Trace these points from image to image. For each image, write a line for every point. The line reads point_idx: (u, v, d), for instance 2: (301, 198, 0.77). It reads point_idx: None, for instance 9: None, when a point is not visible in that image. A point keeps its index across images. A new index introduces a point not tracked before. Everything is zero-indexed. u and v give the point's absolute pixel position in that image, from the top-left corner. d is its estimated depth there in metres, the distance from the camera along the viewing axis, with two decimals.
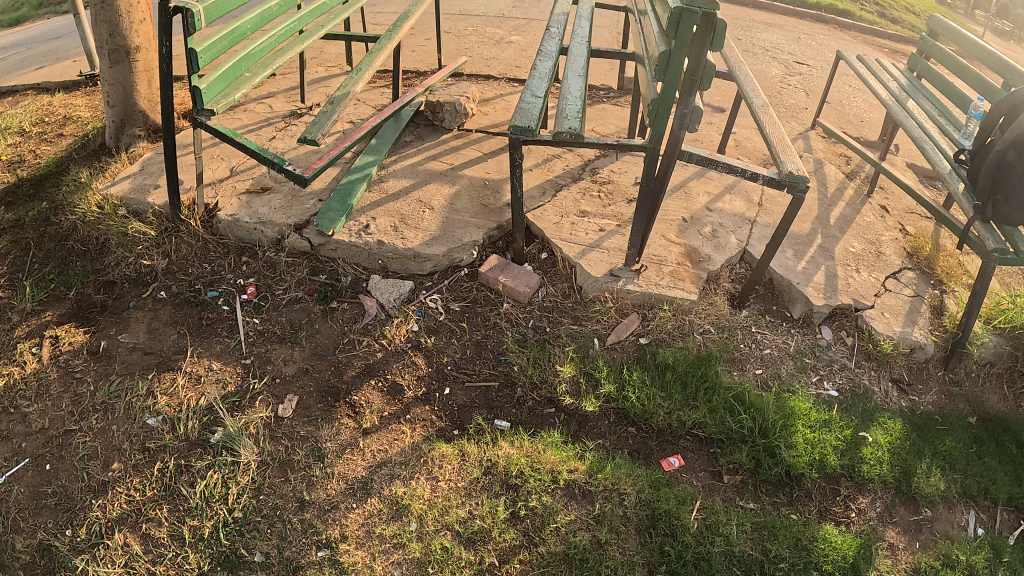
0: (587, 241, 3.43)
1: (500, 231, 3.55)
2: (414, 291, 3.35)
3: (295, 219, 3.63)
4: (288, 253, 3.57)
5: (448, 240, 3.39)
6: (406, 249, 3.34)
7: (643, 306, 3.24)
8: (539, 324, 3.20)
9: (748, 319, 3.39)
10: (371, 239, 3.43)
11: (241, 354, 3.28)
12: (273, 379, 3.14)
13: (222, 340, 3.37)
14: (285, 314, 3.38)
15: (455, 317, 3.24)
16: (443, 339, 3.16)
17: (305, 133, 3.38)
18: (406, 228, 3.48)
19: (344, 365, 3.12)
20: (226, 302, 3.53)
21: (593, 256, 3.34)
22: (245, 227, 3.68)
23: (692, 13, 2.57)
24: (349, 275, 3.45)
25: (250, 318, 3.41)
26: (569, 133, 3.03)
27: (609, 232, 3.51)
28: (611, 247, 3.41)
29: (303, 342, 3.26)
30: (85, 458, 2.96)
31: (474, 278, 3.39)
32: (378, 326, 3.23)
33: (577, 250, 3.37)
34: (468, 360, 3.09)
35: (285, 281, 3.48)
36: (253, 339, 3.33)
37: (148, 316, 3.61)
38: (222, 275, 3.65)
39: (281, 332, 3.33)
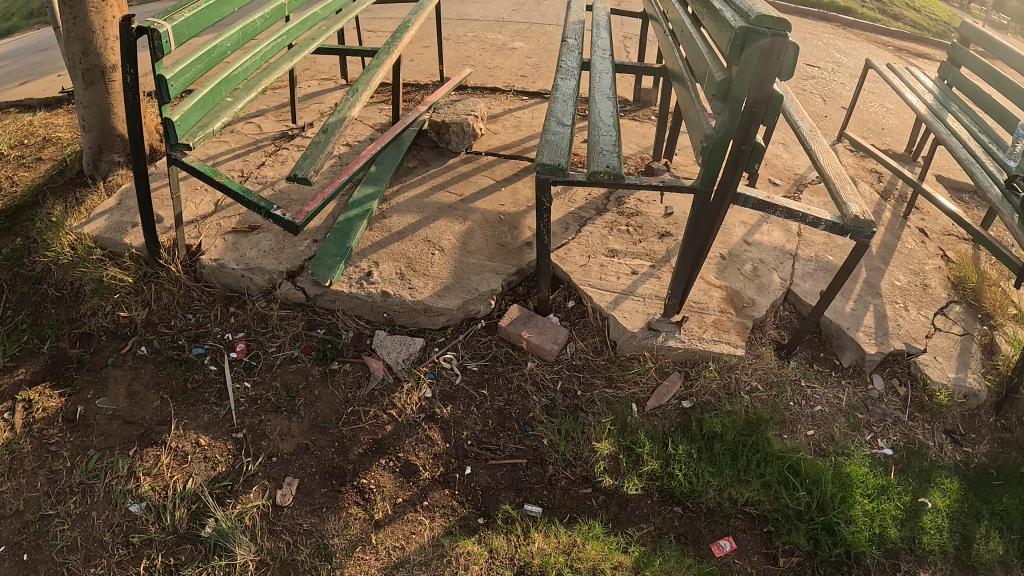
0: (619, 287, 3.08)
1: (520, 277, 3.20)
2: (427, 348, 3.00)
3: (289, 264, 3.23)
4: (282, 305, 3.19)
5: (462, 290, 3.03)
6: (415, 302, 2.95)
7: (686, 363, 2.92)
8: (568, 387, 2.87)
9: (797, 371, 3.08)
10: (376, 288, 3.04)
11: (233, 426, 2.91)
12: (269, 458, 2.78)
13: (210, 409, 2.99)
14: (280, 377, 3.02)
15: (474, 380, 2.90)
16: (461, 408, 2.82)
17: (294, 171, 2.93)
18: (416, 275, 3.11)
19: (350, 441, 2.77)
20: (214, 362, 3.14)
21: (627, 306, 2.99)
22: (232, 273, 3.27)
23: (759, 34, 2.19)
24: (351, 330, 3.09)
25: (242, 382, 3.04)
26: (607, 172, 2.64)
27: (641, 275, 3.16)
28: (644, 294, 3.05)
29: (301, 412, 2.89)
30: (64, 551, 2.62)
31: (494, 332, 3.05)
32: (388, 393, 2.87)
33: (608, 299, 3.02)
34: (491, 432, 2.75)
35: (279, 337, 3.12)
36: (245, 407, 2.96)
37: (128, 377, 3.21)
38: (208, 329, 3.26)
39: (276, 399, 2.95)
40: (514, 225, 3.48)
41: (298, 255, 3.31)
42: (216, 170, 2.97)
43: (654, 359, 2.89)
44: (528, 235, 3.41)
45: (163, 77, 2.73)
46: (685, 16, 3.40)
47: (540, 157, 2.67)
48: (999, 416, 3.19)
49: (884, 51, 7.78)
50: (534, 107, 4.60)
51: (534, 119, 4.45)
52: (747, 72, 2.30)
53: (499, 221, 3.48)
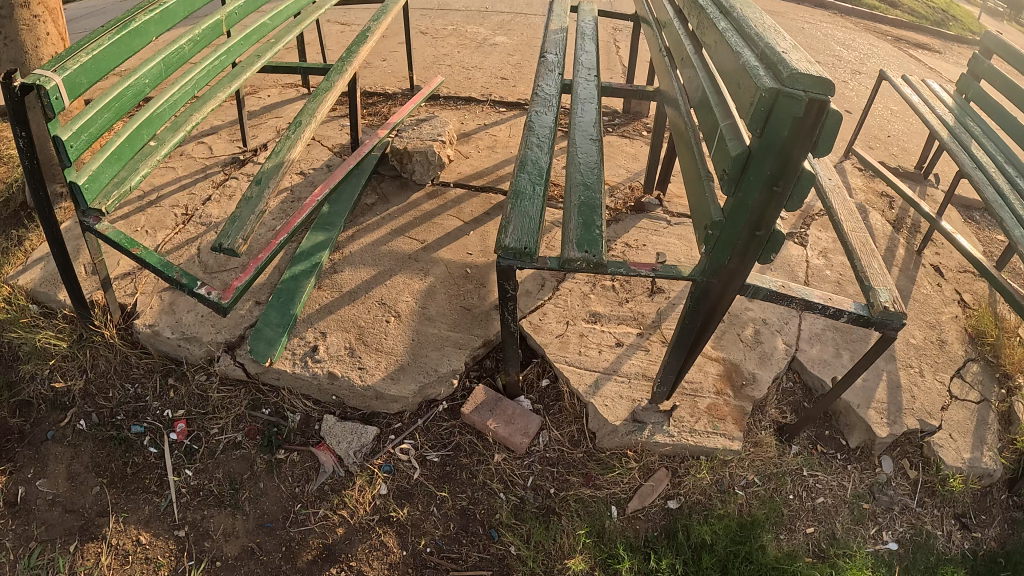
0: (599, 365, 2.84)
1: (486, 349, 2.95)
2: (382, 434, 2.76)
3: (229, 333, 3.00)
4: (224, 381, 2.95)
5: (419, 371, 2.76)
6: (365, 387, 2.69)
7: (673, 458, 2.69)
8: (537, 482, 2.65)
9: (799, 459, 2.81)
10: (324, 368, 2.77)
11: (176, 521, 2.65)
12: (214, 563, 2.53)
13: (150, 501, 2.71)
14: (222, 466, 2.76)
15: (433, 474, 2.67)
16: (419, 507, 2.59)
17: (219, 240, 2.56)
18: (367, 351, 2.85)
19: (299, 546, 2.53)
20: (155, 443, 2.86)
21: (608, 390, 2.74)
22: (169, 342, 3.02)
23: (792, 101, 1.54)
24: (298, 412, 2.85)
25: (183, 470, 2.77)
26: (585, 259, 1.99)
27: (622, 351, 2.91)
28: (637, 373, 2.82)
29: (246, 509, 2.64)
30: None
31: (457, 416, 2.81)
32: (341, 486, 2.64)
33: (590, 378, 2.79)
34: (452, 537, 2.52)
35: (220, 419, 2.87)
36: (187, 500, 2.70)
37: (69, 454, 2.89)
38: (147, 404, 2.98)
39: (219, 491, 2.70)
40: (481, 282, 3.26)
41: (240, 321, 3.06)
42: (133, 239, 2.61)
43: (636, 453, 2.68)
44: (496, 295, 3.19)
45: (59, 138, 2.29)
46: (682, 35, 2.86)
47: (500, 241, 2.07)
48: (1011, 494, 2.89)
49: (883, 42, 7.32)
50: (511, 121, 4.63)
51: (510, 137, 4.47)
52: (771, 147, 1.66)
53: (464, 276, 3.28)
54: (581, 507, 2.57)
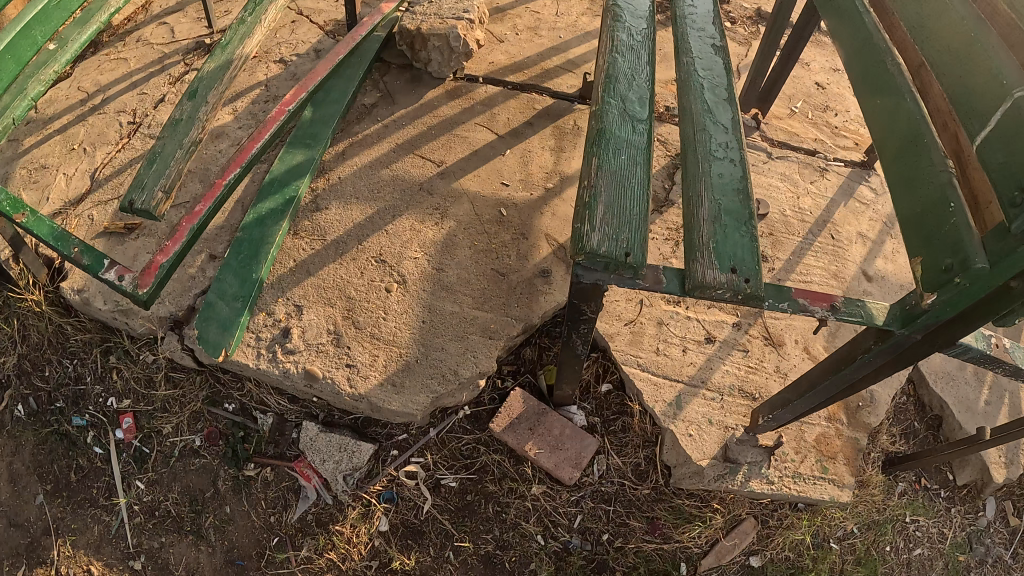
0: (682, 375, 2.14)
1: (525, 336, 2.03)
2: (382, 449, 2.02)
3: (175, 307, 2.34)
4: (174, 368, 2.33)
5: (428, 373, 1.92)
6: (355, 397, 1.92)
7: (766, 506, 2.14)
8: (586, 526, 2.00)
9: (903, 502, 2.30)
10: (299, 365, 2.02)
11: (129, 551, 2.34)
12: None
13: (99, 519, 2.42)
14: (180, 479, 2.29)
15: (448, 509, 1.97)
16: (430, 553, 1.95)
17: (130, 197, 1.97)
18: (358, 337, 2.01)
19: None
20: (100, 443, 2.50)
21: (692, 411, 2.11)
22: (104, 313, 2.49)
23: None
24: (272, 411, 2.16)
25: (135, 482, 2.38)
26: (730, 289, 1.41)
27: (712, 350, 2.22)
28: (731, 387, 2.17)
29: (212, 539, 2.19)
30: None
31: (484, 427, 2.01)
32: (329, 518, 2.02)
33: (672, 394, 2.11)
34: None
35: (171, 418, 2.32)
36: (139, 521, 2.34)
37: (8, 449, 2.57)
38: (87, 388, 2.54)
39: (178, 510, 2.27)
40: (519, 231, 2.23)
41: (188, 287, 2.39)
42: (16, 202, 2.05)
43: (723, 502, 2.08)
44: (545, 253, 2.17)
45: None
46: None
47: (582, 241, 1.38)
48: None
49: None
50: None
51: (559, 14, 3.27)
52: None
53: (496, 221, 2.26)
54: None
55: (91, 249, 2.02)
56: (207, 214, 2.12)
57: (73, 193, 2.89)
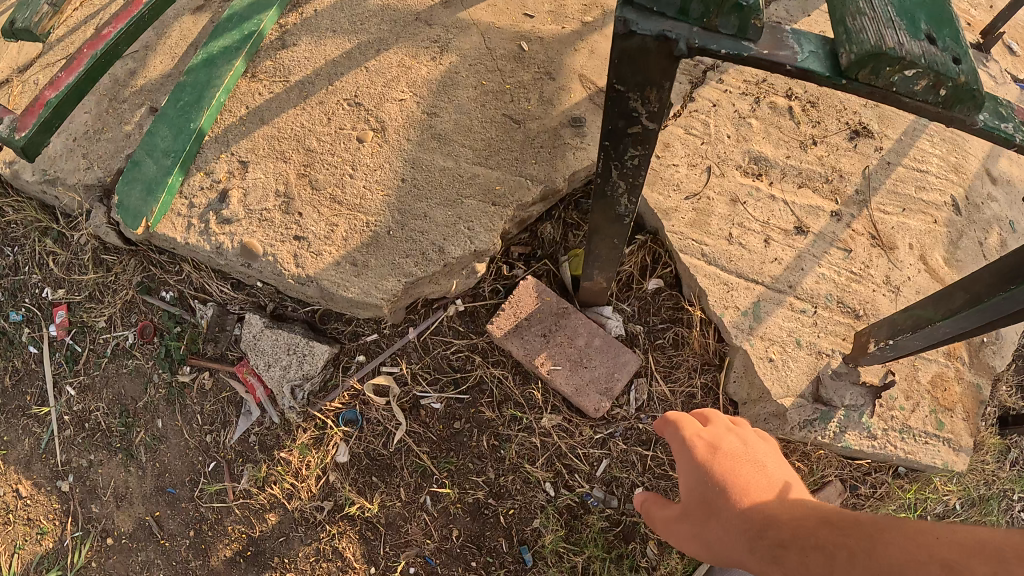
0: (769, 278, 1.53)
1: (545, 208, 1.43)
2: (344, 353, 1.47)
3: (104, 172, 1.85)
4: (106, 249, 1.84)
5: (403, 247, 1.34)
6: (302, 279, 1.38)
7: (862, 468, 1.56)
8: (614, 477, 1.44)
9: (1016, 474, 1.65)
10: (235, 238, 1.47)
11: (58, 469, 1.92)
12: (103, 536, 1.80)
13: (29, 431, 1.99)
14: (110, 387, 1.82)
15: (427, 440, 1.43)
16: (400, 497, 1.43)
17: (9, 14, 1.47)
18: (314, 201, 1.45)
19: (216, 531, 1.59)
20: (36, 342, 2.03)
21: (775, 327, 1.50)
22: (35, 189, 1.97)
23: None
24: (213, 301, 1.61)
25: (66, 387, 1.94)
26: (930, 66, 0.76)
27: (804, 245, 1.59)
28: (828, 298, 1.56)
29: (143, 461, 1.73)
30: None
31: (483, 330, 1.43)
32: (274, 442, 1.51)
33: (748, 301, 1.49)
34: (450, 555, 1.43)
35: (105, 309, 1.83)
36: (70, 435, 1.91)
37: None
38: (25, 277, 2.08)
39: (107, 423, 1.82)
40: (544, 71, 1.59)
41: (122, 148, 1.88)
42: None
43: (805, 460, 1.53)
44: (578, 97, 1.54)
45: None
46: None
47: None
48: None
49: None
50: None
51: None
52: None
53: (513, 57, 1.61)
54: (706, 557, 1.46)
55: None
56: (116, 38, 1.62)
57: None
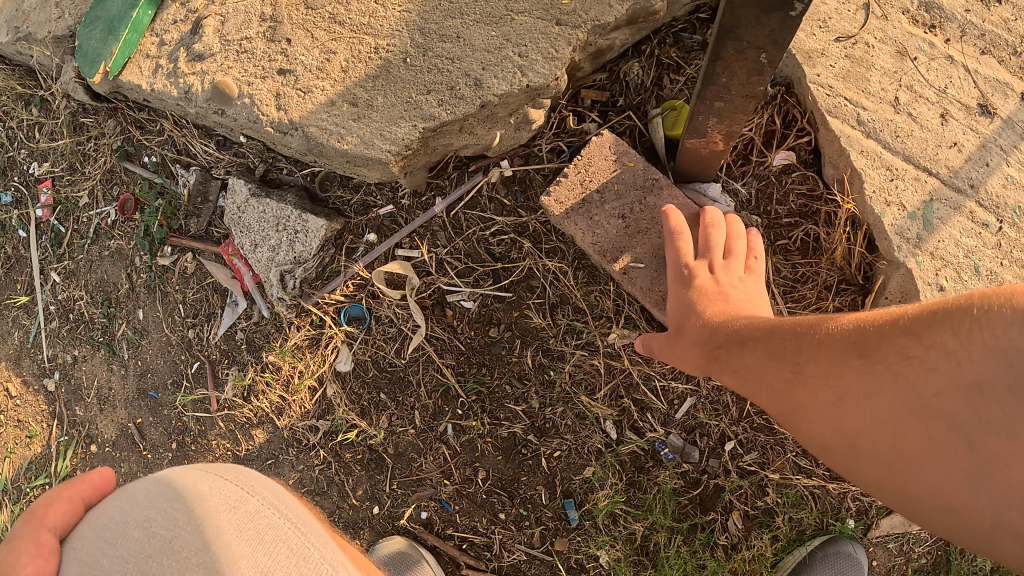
0: (947, 173, 1.06)
1: (630, 39, 0.99)
2: (349, 230, 1.12)
3: (75, 18, 1.51)
4: (84, 111, 1.53)
5: (423, 82, 0.94)
6: (287, 127, 1.00)
7: None
8: (700, 424, 1.07)
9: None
10: (207, 77, 1.10)
11: (44, 366, 1.68)
12: (87, 443, 1.57)
13: (19, 324, 1.77)
14: (93, 274, 1.55)
15: (453, 349, 1.09)
16: (414, 422, 1.11)
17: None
18: (305, 23, 1.04)
19: (199, 447, 1.33)
20: (24, 226, 1.78)
21: (948, 244, 1.05)
22: (10, 50, 1.67)
23: None
24: (198, 164, 1.28)
25: (52, 274, 1.68)
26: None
27: (989, 132, 1.07)
28: (1017, 212, 1.07)
29: (124, 359, 1.47)
30: None
31: (535, 206, 1.04)
32: (264, 342, 1.19)
33: (917, 199, 1.05)
34: (473, 502, 1.11)
35: (90, 179, 1.55)
36: (53, 329, 1.66)
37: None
38: (12, 151, 1.80)
39: (90, 315, 1.55)
40: None
41: None
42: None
43: None
44: None
45: None
46: None
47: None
48: None
49: None
50: None
51: None
52: None
53: None
54: (809, 538, 1.13)
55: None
56: None
57: None
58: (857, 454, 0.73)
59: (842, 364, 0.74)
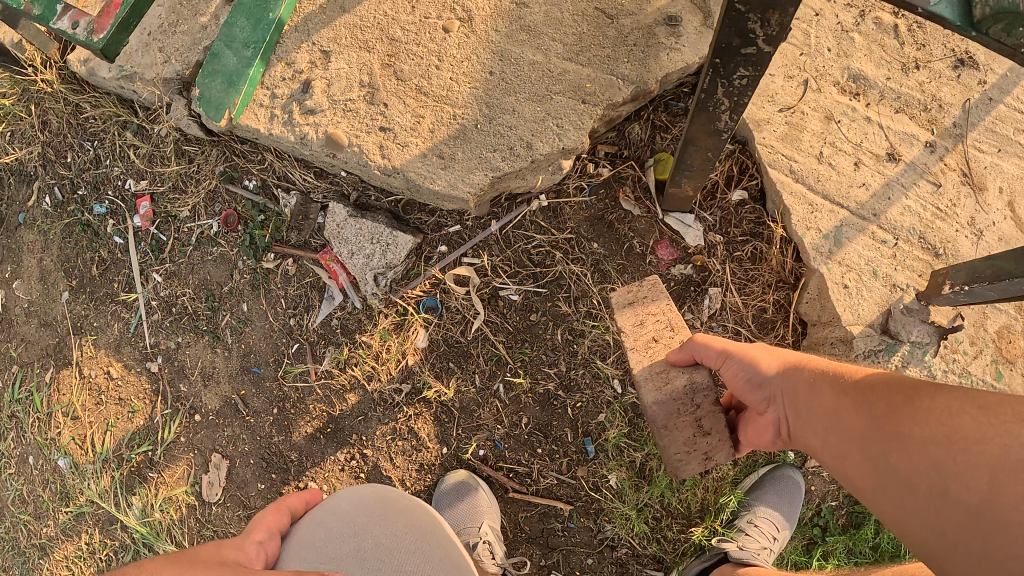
0: (857, 203, 1.50)
1: (633, 108, 1.43)
2: (426, 243, 1.52)
3: (183, 65, 1.81)
4: (187, 140, 1.87)
5: (490, 144, 1.36)
6: (388, 170, 1.40)
7: None
8: None
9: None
10: (320, 129, 1.47)
11: (146, 351, 2.05)
12: (190, 415, 1.94)
13: (118, 316, 2.13)
14: (196, 275, 1.91)
15: (504, 329, 1.51)
16: (474, 383, 1.53)
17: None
18: (399, 91, 1.44)
19: (294, 414, 1.72)
20: (120, 233, 2.15)
21: (854, 252, 1.49)
22: (112, 84, 2.01)
23: None
24: (296, 189, 1.67)
25: (153, 275, 2.03)
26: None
27: (894, 174, 1.52)
28: (910, 232, 1.52)
29: (228, 343, 1.84)
30: (42, 478, 2.43)
31: (563, 227, 1.47)
32: (356, 326, 1.59)
33: (831, 224, 1.49)
34: (518, 441, 1.53)
35: (189, 197, 1.90)
36: (157, 320, 2.02)
37: (39, 245, 2.33)
38: (108, 170, 2.16)
39: (193, 312, 1.92)
40: None
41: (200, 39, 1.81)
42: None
43: None
44: None
45: None
46: None
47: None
48: None
49: None
50: None
51: None
52: None
53: None
54: (760, 465, 1.57)
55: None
56: None
57: None
58: (943, 492, 0.85)
59: (960, 411, 0.87)
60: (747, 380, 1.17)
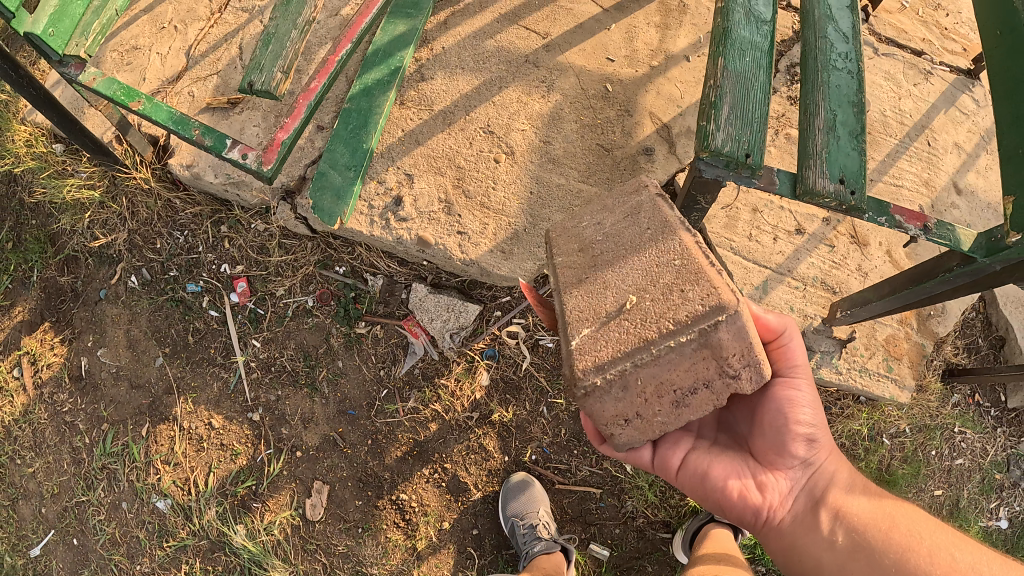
0: (778, 262, 2.21)
1: None
2: (486, 310, 2.22)
3: (289, 179, 2.36)
4: (286, 235, 2.43)
5: (535, 242, 2.02)
6: (465, 260, 2.03)
7: (830, 395, 2.29)
8: None
9: (955, 413, 2.35)
10: (412, 232, 2.07)
11: (247, 403, 2.50)
12: (292, 452, 2.44)
13: (218, 376, 2.54)
14: (293, 338, 2.43)
15: (544, 365, 2.19)
16: (525, 406, 2.20)
17: (249, 78, 1.82)
18: (468, 206, 2.07)
19: (386, 440, 2.28)
20: (216, 307, 2.55)
21: (779, 295, 2.19)
22: (215, 188, 2.49)
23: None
24: (380, 275, 2.30)
25: (251, 340, 2.49)
26: (835, 199, 1.46)
27: (801, 242, 2.24)
28: (815, 279, 2.22)
29: (325, 393, 2.38)
30: (109, 542, 2.58)
31: None
32: (435, 371, 2.23)
33: (760, 279, 2.19)
34: (561, 446, 2.20)
35: (286, 278, 2.45)
36: (257, 376, 2.49)
37: (125, 318, 2.65)
38: (200, 255, 2.57)
39: (293, 367, 2.43)
40: (623, 108, 2.14)
41: (299, 158, 2.39)
42: (130, 90, 2.02)
43: None
44: (649, 131, 2.11)
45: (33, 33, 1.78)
46: None
47: (708, 138, 1.37)
48: None
49: None
50: None
51: None
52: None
53: (602, 97, 2.15)
54: None
55: (212, 131, 2.00)
56: (322, 90, 2.00)
57: (168, 71, 2.73)
58: None
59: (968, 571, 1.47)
60: (799, 428, 1.54)
